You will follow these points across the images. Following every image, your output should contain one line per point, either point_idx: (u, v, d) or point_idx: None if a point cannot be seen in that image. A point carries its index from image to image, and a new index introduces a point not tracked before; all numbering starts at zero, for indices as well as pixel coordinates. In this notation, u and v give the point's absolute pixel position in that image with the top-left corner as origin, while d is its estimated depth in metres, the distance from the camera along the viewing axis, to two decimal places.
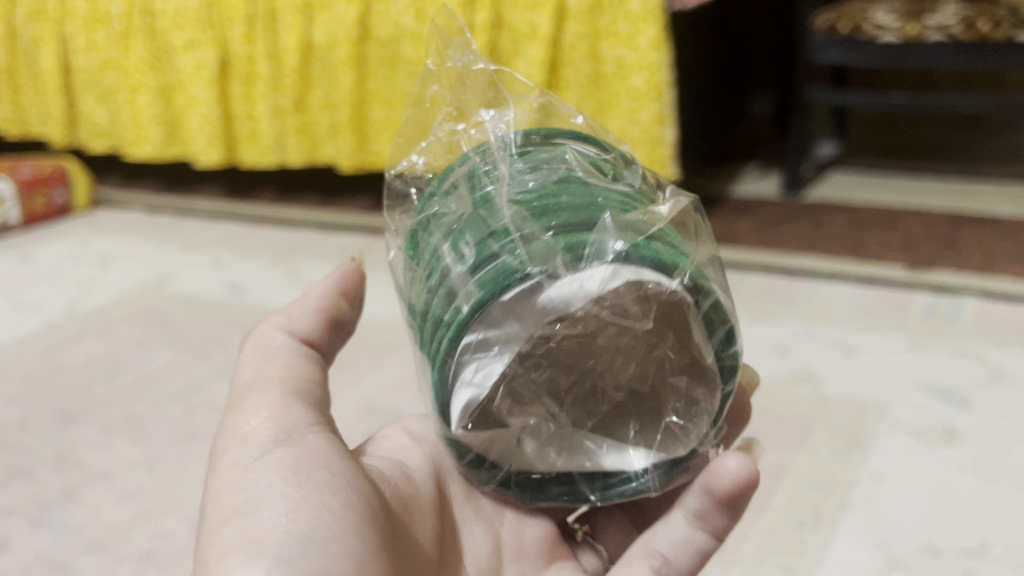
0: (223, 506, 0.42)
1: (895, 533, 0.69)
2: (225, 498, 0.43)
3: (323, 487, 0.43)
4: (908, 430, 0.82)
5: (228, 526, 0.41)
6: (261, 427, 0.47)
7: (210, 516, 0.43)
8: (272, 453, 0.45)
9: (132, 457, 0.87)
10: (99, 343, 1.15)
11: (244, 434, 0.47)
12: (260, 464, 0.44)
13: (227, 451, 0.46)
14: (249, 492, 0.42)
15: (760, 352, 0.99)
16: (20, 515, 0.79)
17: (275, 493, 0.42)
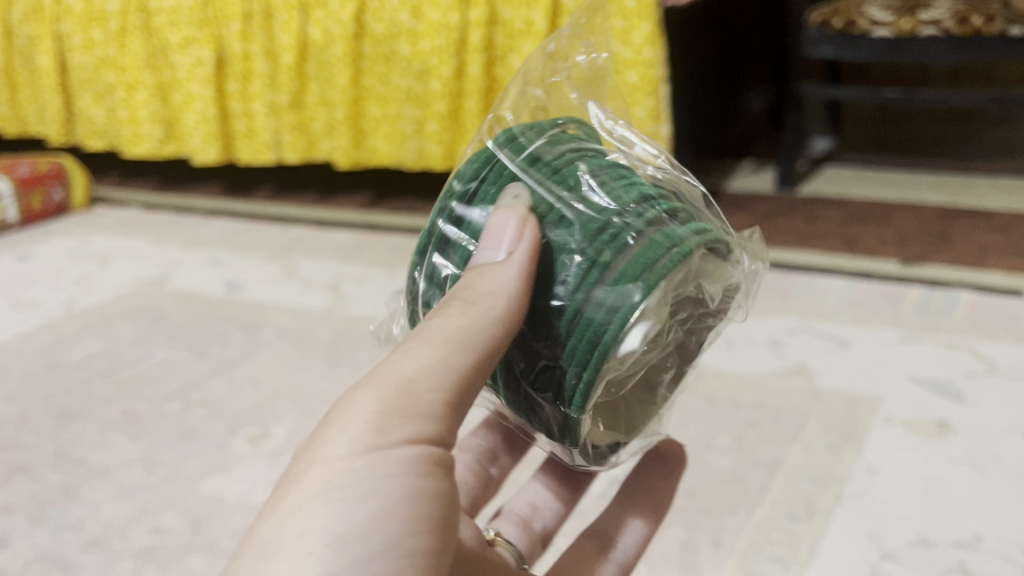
0: (320, 473, 0.37)
1: (889, 525, 0.69)
2: (328, 466, 0.37)
3: (427, 497, 0.37)
4: (902, 423, 0.83)
5: (315, 504, 0.36)
6: (409, 394, 0.38)
7: (308, 474, 0.37)
8: (401, 444, 0.37)
9: (131, 454, 0.88)
10: (97, 340, 1.15)
11: (389, 389, 0.39)
12: (381, 448, 0.37)
13: (370, 396, 0.38)
14: (354, 480, 0.36)
15: (755, 347, 1.00)
16: (20, 513, 0.80)
17: (378, 495, 0.36)
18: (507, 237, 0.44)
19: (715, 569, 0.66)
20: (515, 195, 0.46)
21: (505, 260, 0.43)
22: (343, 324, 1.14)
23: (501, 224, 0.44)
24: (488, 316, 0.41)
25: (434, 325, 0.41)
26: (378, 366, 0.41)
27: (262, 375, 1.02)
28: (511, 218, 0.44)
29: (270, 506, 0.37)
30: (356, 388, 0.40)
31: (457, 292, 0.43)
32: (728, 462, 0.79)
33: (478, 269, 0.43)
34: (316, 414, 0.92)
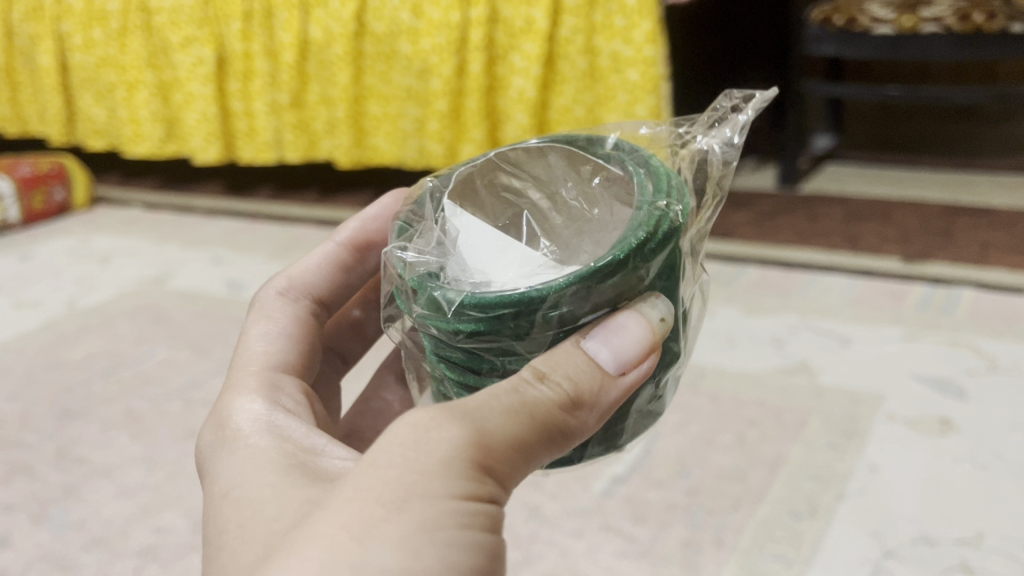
0: (418, 506, 0.34)
1: (891, 523, 0.69)
2: (428, 504, 0.34)
3: (482, 553, 0.35)
4: (904, 421, 0.83)
5: (418, 543, 0.33)
6: (503, 453, 0.37)
7: (400, 505, 0.34)
8: (488, 501, 0.36)
9: (132, 453, 0.88)
10: (98, 339, 1.15)
11: (479, 431, 0.36)
12: (477, 502, 0.35)
13: (454, 432, 0.36)
14: (453, 529, 0.34)
15: (757, 345, 1.00)
16: (22, 512, 0.80)
17: (472, 550, 0.35)
18: (630, 359, 0.40)
19: (717, 567, 0.66)
20: (661, 314, 0.41)
21: (617, 381, 0.40)
22: None
23: (636, 339, 0.40)
24: (576, 415, 0.40)
25: (536, 399, 0.38)
26: (470, 398, 0.38)
27: None
28: (648, 344, 0.40)
29: (348, 528, 0.34)
30: (443, 418, 0.37)
31: (559, 367, 0.39)
32: (730, 460, 0.79)
33: (589, 364, 0.40)
34: None
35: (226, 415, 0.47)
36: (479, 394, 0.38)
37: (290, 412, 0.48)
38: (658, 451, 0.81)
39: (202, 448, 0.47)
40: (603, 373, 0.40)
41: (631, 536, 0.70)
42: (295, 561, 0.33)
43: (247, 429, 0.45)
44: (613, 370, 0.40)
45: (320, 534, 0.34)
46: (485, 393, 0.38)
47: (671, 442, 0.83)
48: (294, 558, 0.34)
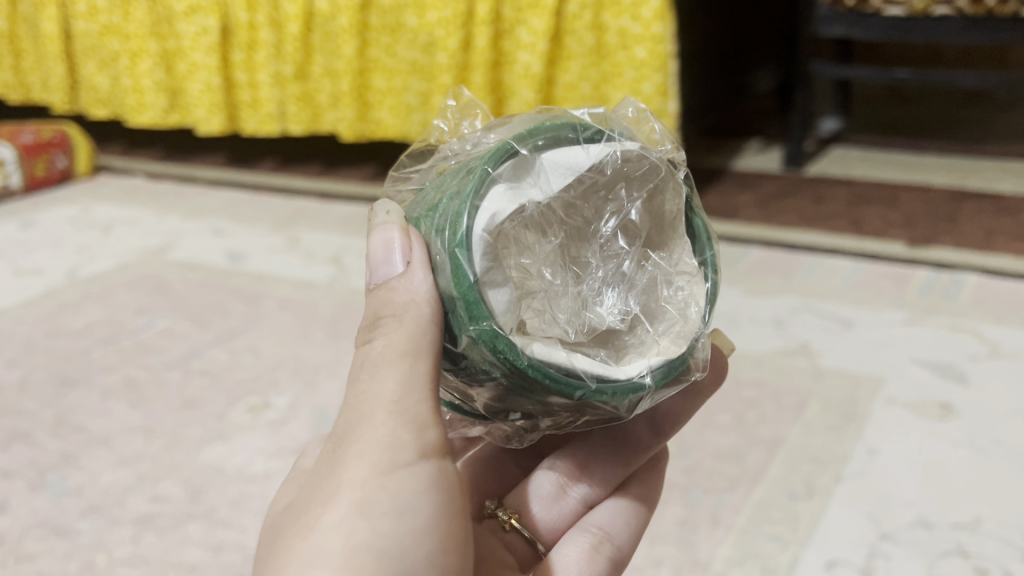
0: (351, 494, 0.40)
1: (888, 506, 0.69)
2: (358, 489, 0.40)
3: (417, 511, 0.41)
4: (904, 405, 0.82)
5: (351, 523, 0.39)
6: (400, 410, 0.41)
7: (337, 497, 0.40)
8: (416, 464, 0.41)
9: (131, 422, 0.88)
10: (99, 308, 1.15)
11: (379, 414, 0.41)
12: (405, 469, 0.41)
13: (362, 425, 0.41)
14: (385, 499, 0.40)
15: (759, 326, 1.00)
16: (19, 478, 0.80)
17: (407, 514, 0.40)
18: (377, 255, 0.43)
19: (714, 546, 0.66)
20: (391, 214, 0.45)
21: (408, 271, 0.42)
22: (345, 296, 1.14)
23: (371, 244, 0.44)
24: (421, 321, 0.41)
25: (381, 348, 0.42)
26: (354, 385, 0.43)
27: (262, 345, 1.02)
28: (381, 236, 0.44)
29: (303, 528, 0.40)
30: (351, 414, 0.42)
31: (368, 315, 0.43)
32: (729, 440, 0.79)
33: (380, 289, 0.43)
34: (317, 386, 0.92)
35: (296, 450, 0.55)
36: (358, 374, 0.43)
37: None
38: None
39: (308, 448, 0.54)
40: (384, 281, 0.42)
41: None
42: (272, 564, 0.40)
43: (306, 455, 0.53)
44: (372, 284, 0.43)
45: (288, 533, 0.41)
46: (363, 370, 0.43)
47: None
48: (271, 560, 0.41)
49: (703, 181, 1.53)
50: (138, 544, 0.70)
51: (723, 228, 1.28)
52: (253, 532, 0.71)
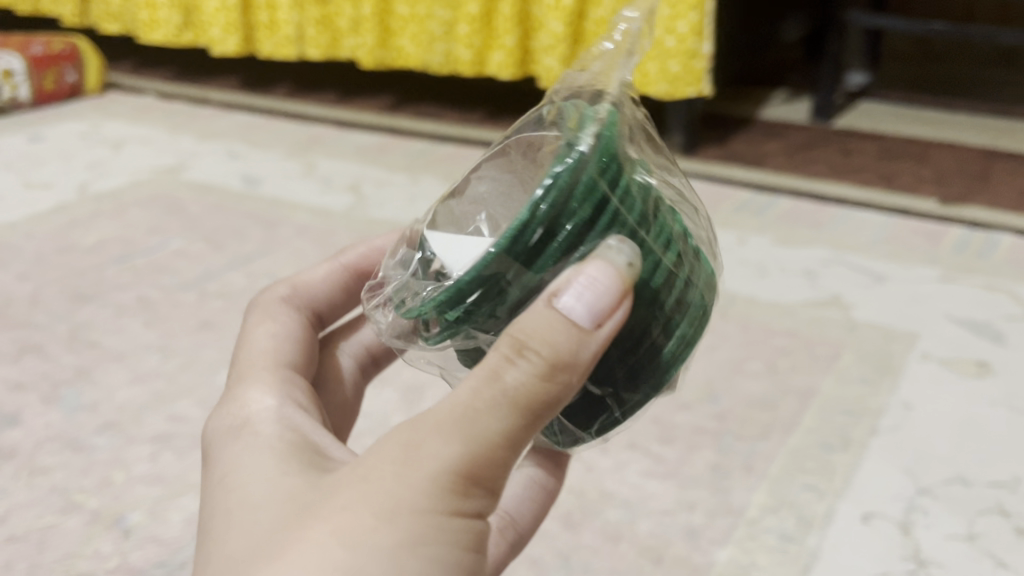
0: (404, 519, 0.31)
1: (926, 461, 0.68)
2: (414, 519, 0.31)
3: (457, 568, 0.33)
4: (939, 360, 0.81)
5: (400, 557, 0.31)
6: (492, 456, 0.33)
7: (389, 517, 0.31)
8: (470, 516, 0.33)
9: (147, 340, 0.86)
10: (111, 225, 1.12)
11: (475, 447, 0.32)
12: (459, 518, 0.33)
13: (447, 445, 0.32)
14: (435, 548, 0.32)
15: (789, 276, 0.97)
16: (32, 391, 0.78)
17: (449, 566, 0.32)
18: (607, 312, 0.32)
19: (748, 493, 0.65)
20: (630, 256, 0.33)
21: (598, 338, 0.32)
22: (363, 225, 1.11)
23: (596, 278, 0.32)
24: (564, 387, 0.32)
25: (515, 382, 0.32)
26: (446, 398, 0.33)
27: (280, 270, 0.99)
28: (615, 284, 0.32)
29: (334, 535, 0.31)
30: (433, 427, 0.33)
31: (534, 338, 0.32)
32: (761, 388, 0.77)
33: (566, 328, 0.32)
34: None
35: (233, 408, 0.41)
36: (460, 386, 0.33)
37: (303, 407, 0.42)
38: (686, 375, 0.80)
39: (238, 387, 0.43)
40: (576, 329, 0.32)
41: (659, 456, 0.69)
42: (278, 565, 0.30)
43: (260, 422, 0.40)
44: (565, 305, 0.32)
45: (306, 533, 0.31)
46: (468, 382, 0.33)
47: (700, 366, 0.81)
48: (277, 557, 0.31)
49: (729, 129, 1.50)
50: (156, 462, 0.69)
51: (749, 176, 1.25)
52: None
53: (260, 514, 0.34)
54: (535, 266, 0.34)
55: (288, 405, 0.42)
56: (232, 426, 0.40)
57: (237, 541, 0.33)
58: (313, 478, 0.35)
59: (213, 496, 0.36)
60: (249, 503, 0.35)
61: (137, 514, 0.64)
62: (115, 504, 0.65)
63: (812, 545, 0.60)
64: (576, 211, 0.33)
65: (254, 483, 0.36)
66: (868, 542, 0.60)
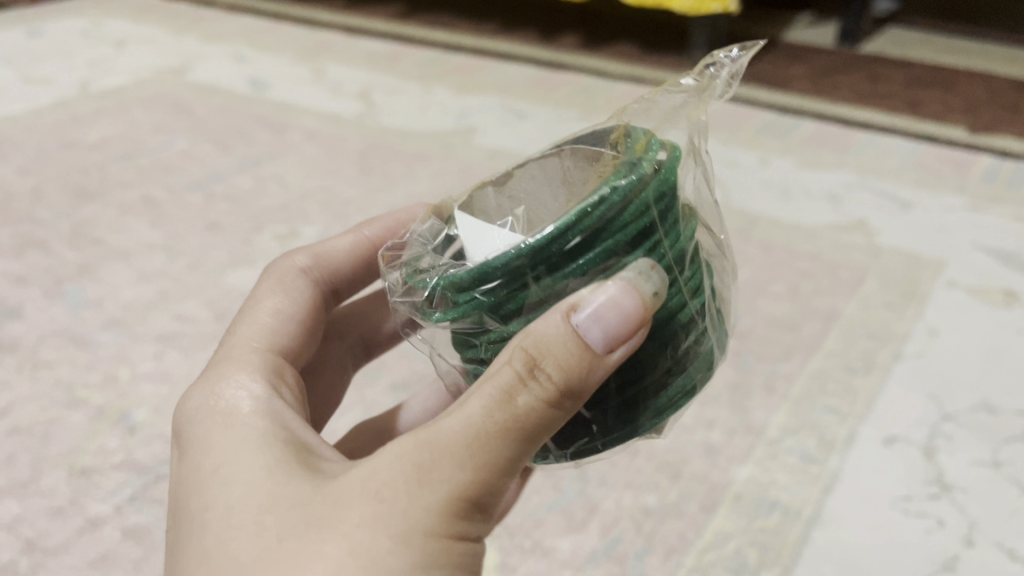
0: (417, 543, 0.30)
1: (951, 388, 0.66)
2: (428, 542, 0.31)
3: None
4: (966, 288, 0.79)
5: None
6: (499, 479, 0.32)
7: (404, 539, 0.30)
8: (471, 539, 0.32)
9: (152, 239, 0.83)
10: (114, 123, 1.09)
11: (488, 469, 0.32)
12: (463, 542, 0.32)
13: (461, 468, 0.31)
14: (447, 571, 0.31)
15: (813, 200, 0.94)
16: (34, 285, 0.76)
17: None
18: (617, 331, 0.32)
19: (768, 413, 0.63)
20: (656, 286, 0.33)
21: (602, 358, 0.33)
22: (374, 131, 1.08)
23: (614, 294, 0.32)
24: (565, 406, 0.33)
25: (525, 405, 0.32)
26: (459, 418, 0.32)
27: (288, 174, 0.96)
28: (636, 309, 0.32)
29: (350, 554, 0.30)
30: (447, 449, 0.32)
31: (549, 355, 0.32)
32: (783, 309, 0.75)
33: (576, 343, 0.32)
34: (348, 220, 0.87)
35: (220, 395, 0.39)
36: (471, 404, 0.32)
37: (287, 398, 0.41)
38: None
39: (220, 375, 0.41)
40: (588, 348, 0.32)
41: None
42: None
43: (245, 406, 0.38)
44: (579, 321, 0.32)
45: (319, 548, 0.30)
46: (480, 400, 0.32)
47: None
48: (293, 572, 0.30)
49: (752, 50, 1.45)
50: (162, 361, 0.67)
51: (773, 98, 1.22)
52: None
53: (266, 517, 0.32)
54: (563, 274, 0.33)
55: (273, 394, 0.40)
56: (216, 405, 0.38)
57: (242, 546, 0.32)
58: (315, 483, 0.33)
59: (208, 487, 0.35)
60: (253, 504, 0.33)
61: (143, 411, 0.62)
62: (120, 401, 0.63)
63: (833, 466, 0.59)
64: (617, 230, 0.33)
65: (253, 479, 0.34)
66: (891, 464, 0.59)
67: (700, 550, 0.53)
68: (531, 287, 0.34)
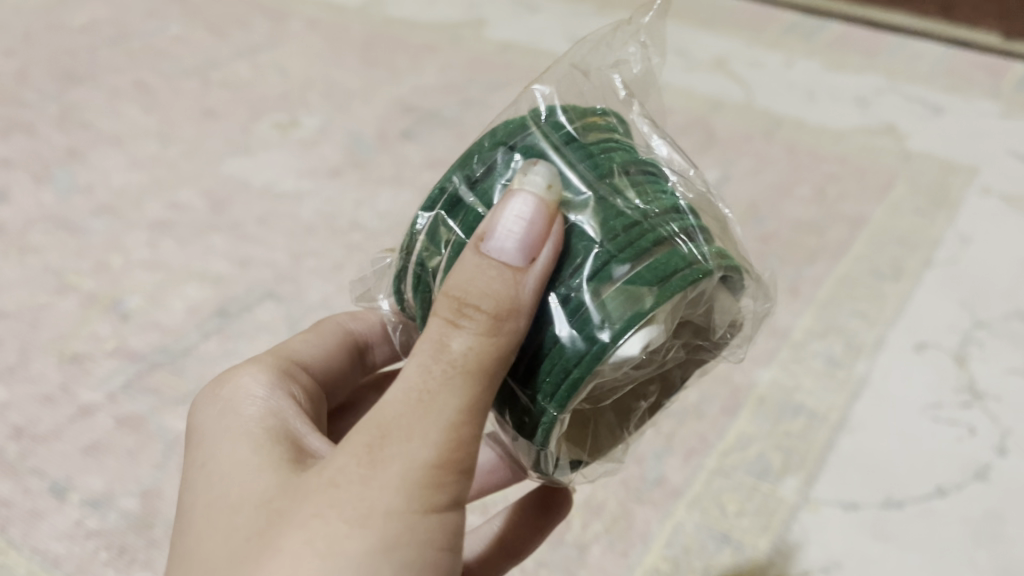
0: (379, 523, 0.28)
1: (985, 295, 0.63)
2: (388, 521, 0.28)
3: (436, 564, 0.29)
4: (1000, 196, 0.75)
5: (376, 563, 0.27)
6: (460, 444, 0.29)
7: (361, 522, 0.27)
8: (447, 509, 0.29)
9: (144, 125, 0.79)
10: (104, 5, 1.03)
11: (442, 435, 0.28)
12: (437, 514, 0.29)
13: (414, 440, 0.28)
14: (413, 549, 0.28)
15: (839, 102, 0.90)
16: (21, 169, 0.72)
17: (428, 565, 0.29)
18: (522, 231, 0.30)
19: (792, 316, 0.60)
20: (546, 180, 0.31)
21: (521, 269, 0.30)
22: (379, 20, 1.02)
23: (513, 207, 0.30)
24: (513, 340, 0.30)
25: (461, 350, 0.29)
26: (403, 382, 0.29)
27: (288, 62, 0.91)
28: (535, 211, 0.30)
29: (306, 545, 0.27)
30: (395, 420, 0.29)
31: (461, 282, 0.29)
32: (809, 212, 0.72)
33: (491, 265, 0.29)
34: (351, 111, 0.82)
35: (218, 394, 0.36)
36: (411, 366, 0.29)
37: (297, 402, 0.37)
38: (727, 194, 0.74)
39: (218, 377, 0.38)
40: (504, 264, 0.29)
41: None
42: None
43: (248, 402, 0.35)
44: (491, 247, 0.30)
45: (278, 544, 0.27)
46: (417, 361, 0.29)
47: (744, 188, 0.75)
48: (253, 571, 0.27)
49: None
50: (157, 249, 0.64)
51: None
52: (283, 251, 0.64)
53: (237, 517, 0.30)
54: (471, 203, 0.34)
55: (279, 395, 0.36)
56: (218, 395, 0.36)
57: (213, 548, 0.29)
58: (285, 474, 0.31)
59: (193, 486, 0.32)
60: (223, 507, 0.30)
61: (137, 298, 0.59)
62: (113, 288, 0.60)
63: (860, 371, 0.56)
64: (518, 155, 0.34)
65: (225, 481, 0.31)
66: (921, 370, 0.56)
67: (721, 453, 0.50)
68: (456, 232, 0.34)
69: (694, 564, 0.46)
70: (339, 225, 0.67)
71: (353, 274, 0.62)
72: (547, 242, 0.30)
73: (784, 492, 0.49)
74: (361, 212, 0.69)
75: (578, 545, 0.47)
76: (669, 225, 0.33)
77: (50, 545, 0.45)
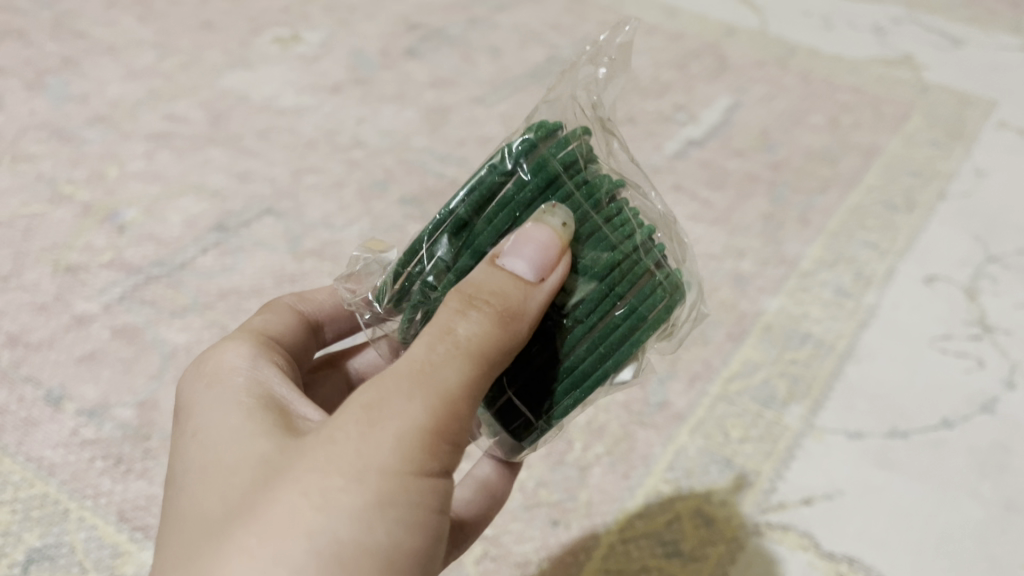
0: (378, 478, 0.25)
1: (998, 230, 0.62)
2: (386, 478, 0.25)
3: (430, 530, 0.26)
4: (1017, 130, 0.73)
5: (373, 517, 0.25)
6: (458, 416, 0.27)
7: (358, 474, 0.25)
8: (439, 476, 0.27)
9: (141, 36, 0.77)
10: None
11: (443, 402, 0.26)
12: (432, 479, 0.26)
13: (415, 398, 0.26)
14: (409, 508, 0.25)
15: (855, 31, 0.87)
16: (13, 77, 0.70)
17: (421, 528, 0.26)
18: (545, 261, 0.29)
19: (802, 246, 0.59)
20: (564, 219, 0.30)
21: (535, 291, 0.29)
22: None
23: (535, 237, 0.29)
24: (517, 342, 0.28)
25: (467, 335, 0.27)
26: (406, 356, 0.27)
27: None
28: (554, 240, 0.29)
29: (302, 494, 0.24)
30: (392, 383, 0.26)
31: (486, 289, 0.28)
32: (821, 142, 0.70)
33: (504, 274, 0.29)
34: (354, 27, 0.80)
35: (200, 365, 0.33)
36: (413, 347, 0.28)
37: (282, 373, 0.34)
38: (739, 121, 0.72)
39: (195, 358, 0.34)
40: (521, 287, 0.29)
41: (707, 202, 0.63)
42: (247, 535, 0.24)
43: (234, 372, 0.32)
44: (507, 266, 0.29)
45: (271, 495, 0.25)
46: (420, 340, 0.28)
47: (756, 116, 0.73)
48: (247, 522, 0.24)
49: None
50: (153, 160, 0.62)
51: None
52: (282, 166, 0.63)
53: (232, 477, 0.27)
54: (481, 224, 0.32)
55: (264, 364, 0.33)
56: (199, 368, 0.33)
57: (203, 508, 0.26)
58: (277, 435, 0.28)
59: (181, 456, 0.29)
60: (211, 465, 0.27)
61: (132, 211, 0.58)
62: (108, 200, 0.58)
63: (869, 301, 0.55)
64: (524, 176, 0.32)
65: (213, 441, 0.28)
66: (931, 302, 0.55)
67: (725, 379, 0.50)
68: (463, 256, 0.32)
69: (695, 488, 0.45)
70: (340, 142, 0.65)
71: (354, 191, 0.61)
72: (559, 267, 0.30)
73: (789, 419, 0.48)
74: (363, 130, 0.67)
75: (579, 466, 0.46)
76: (651, 254, 0.33)
77: (44, 452, 0.44)
